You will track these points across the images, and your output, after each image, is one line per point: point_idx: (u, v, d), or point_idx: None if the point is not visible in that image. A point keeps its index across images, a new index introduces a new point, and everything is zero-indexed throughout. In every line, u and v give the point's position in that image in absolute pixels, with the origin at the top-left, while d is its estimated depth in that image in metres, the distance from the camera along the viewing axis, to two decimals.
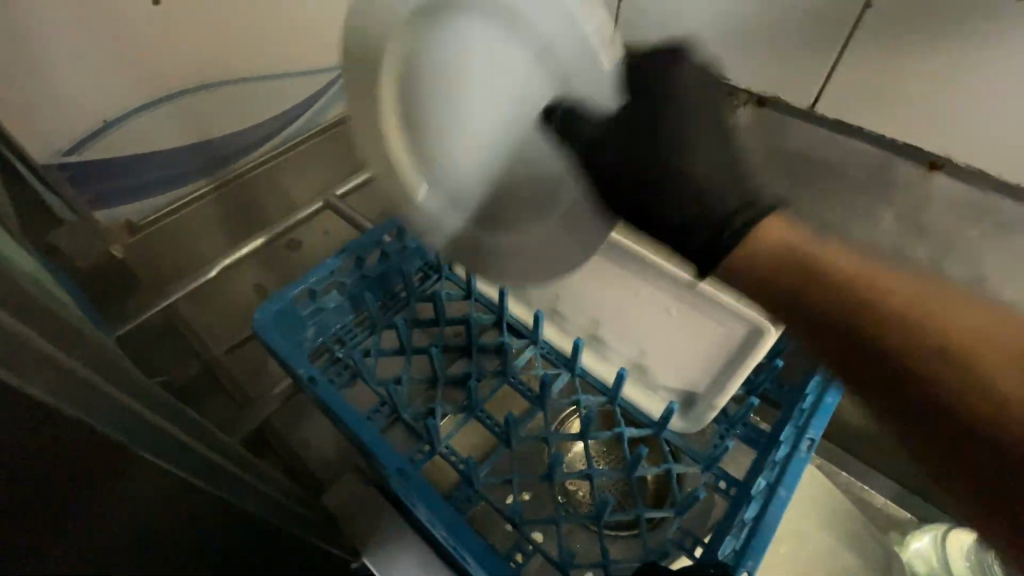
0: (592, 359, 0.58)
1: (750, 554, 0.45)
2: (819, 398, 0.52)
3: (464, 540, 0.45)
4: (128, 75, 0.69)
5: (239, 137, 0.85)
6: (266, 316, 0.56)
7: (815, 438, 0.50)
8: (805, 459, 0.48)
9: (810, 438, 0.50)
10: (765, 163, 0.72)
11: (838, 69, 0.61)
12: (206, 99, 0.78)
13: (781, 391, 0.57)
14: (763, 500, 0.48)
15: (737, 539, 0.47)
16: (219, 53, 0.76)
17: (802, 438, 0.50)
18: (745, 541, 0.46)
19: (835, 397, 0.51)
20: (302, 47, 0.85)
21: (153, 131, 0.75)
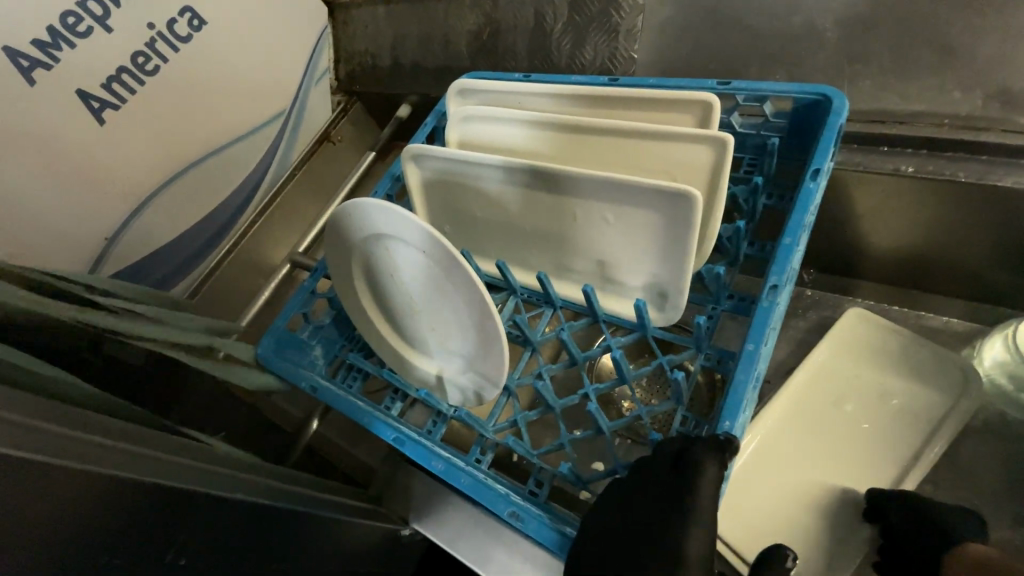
0: (569, 286, 0.59)
1: (725, 415, 0.41)
2: (779, 241, 0.47)
3: (460, 481, 0.46)
4: (111, 197, 0.78)
5: (223, 210, 0.92)
6: (268, 348, 0.62)
7: (779, 283, 0.45)
8: (770, 305, 0.44)
9: (773, 285, 0.45)
10: (688, 31, 0.69)
11: None
12: (184, 186, 0.85)
13: (763, 248, 0.56)
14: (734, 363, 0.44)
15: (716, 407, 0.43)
16: (174, 145, 0.83)
17: (766, 287, 0.45)
18: (721, 405, 0.42)
19: (793, 235, 0.46)
20: (243, 108, 0.91)
21: (149, 233, 0.83)
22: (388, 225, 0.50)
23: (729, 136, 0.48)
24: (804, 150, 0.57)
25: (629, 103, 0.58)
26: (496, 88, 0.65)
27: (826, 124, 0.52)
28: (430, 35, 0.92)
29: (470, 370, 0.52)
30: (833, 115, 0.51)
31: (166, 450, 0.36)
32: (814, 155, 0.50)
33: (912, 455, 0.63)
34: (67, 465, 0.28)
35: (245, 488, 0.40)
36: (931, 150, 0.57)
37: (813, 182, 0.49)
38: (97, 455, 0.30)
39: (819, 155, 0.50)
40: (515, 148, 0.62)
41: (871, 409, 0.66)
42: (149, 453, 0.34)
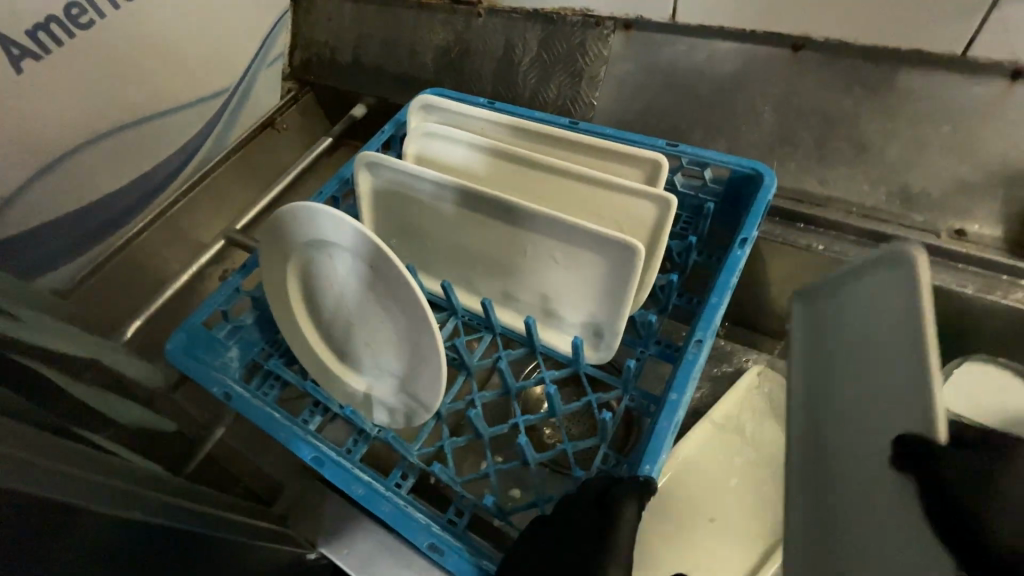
0: (510, 314, 0.60)
1: (646, 459, 0.43)
2: (707, 299, 0.51)
3: (380, 508, 0.44)
4: (10, 154, 0.69)
5: (142, 184, 0.85)
6: (178, 345, 0.57)
7: (704, 339, 0.48)
8: (695, 358, 0.47)
9: (698, 340, 0.48)
10: (645, 87, 0.73)
11: None
12: (99, 152, 0.78)
13: (691, 300, 0.59)
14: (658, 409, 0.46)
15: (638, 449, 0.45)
16: (97, 107, 0.75)
17: (692, 341, 0.48)
18: (643, 449, 0.44)
19: (720, 295, 0.50)
20: (183, 79, 0.85)
21: (51, 197, 0.74)
22: (335, 234, 0.48)
23: (672, 197, 0.52)
24: (735, 215, 0.62)
25: (587, 148, 0.60)
26: (460, 110, 0.66)
27: (757, 197, 0.57)
28: (396, 41, 0.91)
29: (403, 392, 0.51)
30: (763, 191, 0.56)
31: (51, 457, 0.33)
32: (744, 225, 0.55)
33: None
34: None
35: (146, 503, 0.37)
36: (839, 232, 0.64)
37: (740, 249, 0.53)
38: None
39: (748, 226, 0.54)
40: (472, 173, 0.62)
41: (767, 459, 0.72)
42: (30, 460, 0.30)
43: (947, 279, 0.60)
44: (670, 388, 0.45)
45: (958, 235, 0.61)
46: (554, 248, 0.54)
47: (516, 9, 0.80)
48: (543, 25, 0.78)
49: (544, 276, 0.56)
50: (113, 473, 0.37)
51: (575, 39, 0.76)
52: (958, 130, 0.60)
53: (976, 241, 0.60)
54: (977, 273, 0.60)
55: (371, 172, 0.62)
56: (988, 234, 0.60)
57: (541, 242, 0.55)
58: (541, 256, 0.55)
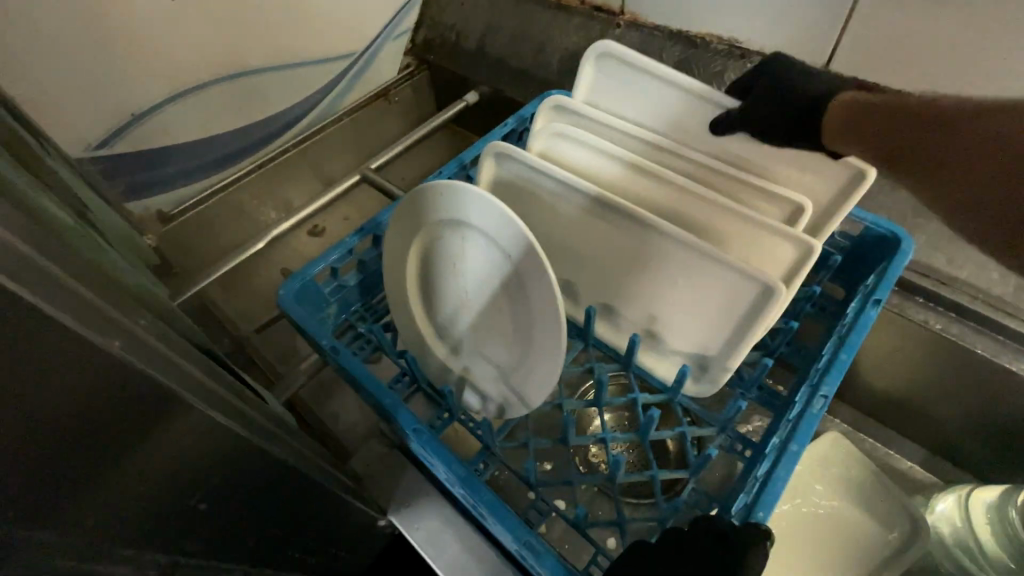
0: (609, 330, 0.61)
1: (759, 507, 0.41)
2: (834, 355, 0.49)
3: (475, 495, 0.44)
4: (154, 75, 0.72)
5: (258, 128, 0.88)
6: (289, 293, 0.56)
7: (830, 396, 0.46)
8: (818, 414, 0.45)
9: (823, 396, 0.46)
10: None
11: (850, 28, 0.63)
12: (229, 90, 0.81)
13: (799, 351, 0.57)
14: (772, 458, 0.45)
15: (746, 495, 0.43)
16: (237, 46, 0.79)
17: (816, 396, 0.46)
18: (755, 495, 0.43)
19: (851, 354, 0.48)
20: (317, 36, 0.87)
21: (179, 122, 0.78)
22: (477, 218, 0.47)
23: (817, 244, 0.50)
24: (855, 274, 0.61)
25: (725, 177, 0.58)
26: (593, 116, 0.65)
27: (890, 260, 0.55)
28: (525, 37, 0.92)
29: (505, 383, 0.51)
30: (899, 255, 0.53)
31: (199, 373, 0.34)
32: (877, 286, 0.52)
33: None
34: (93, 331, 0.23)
35: (260, 434, 0.36)
36: (959, 314, 0.62)
37: (873, 310, 0.51)
38: None
39: (882, 287, 0.52)
40: (599, 179, 0.62)
41: (826, 528, 0.69)
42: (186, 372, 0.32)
43: None
44: (791, 440, 0.43)
45: None
46: (681, 273, 0.53)
47: (659, 27, 0.79)
48: (683, 48, 0.77)
49: (662, 298, 0.55)
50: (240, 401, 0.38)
51: (715, 68, 0.75)
52: None
53: None
54: None
55: (496, 161, 0.61)
56: None
57: (669, 265, 0.53)
58: (665, 278, 0.54)
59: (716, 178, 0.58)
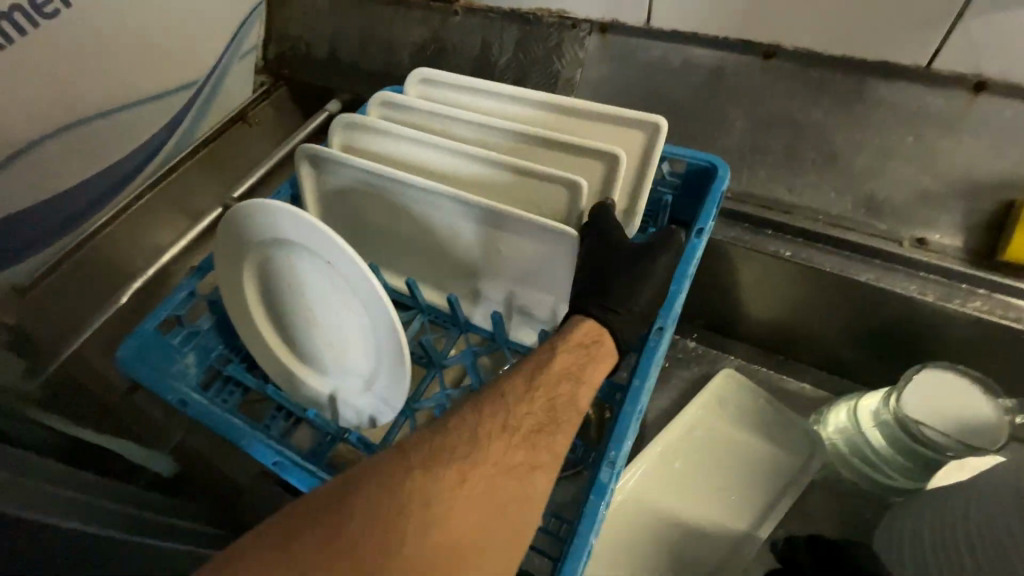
0: (475, 311, 0.61)
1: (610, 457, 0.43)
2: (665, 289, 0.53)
3: None
4: None
5: (104, 180, 0.82)
6: (128, 353, 0.54)
7: (665, 326, 0.51)
8: (655, 347, 0.50)
9: (659, 327, 0.51)
10: (620, 90, 0.73)
11: None
12: (59, 146, 0.74)
13: None
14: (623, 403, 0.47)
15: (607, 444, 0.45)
16: (63, 100, 0.73)
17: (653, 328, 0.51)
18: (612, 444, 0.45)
19: (678, 283, 0.53)
20: (152, 71, 0.82)
21: (8, 192, 0.71)
22: (296, 235, 0.46)
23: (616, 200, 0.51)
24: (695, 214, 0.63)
25: (549, 145, 0.59)
26: (416, 104, 0.64)
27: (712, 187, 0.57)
28: (371, 37, 0.90)
29: (370, 392, 0.50)
30: (718, 181, 0.57)
31: None
32: (699, 216, 0.56)
33: (761, 509, 0.70)
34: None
35: None
36: (808, 239, 0.65)
37: (696, 240, 0.54)
38: None
39: (704, 216, 0.55)
40: (437, 169, 0.61)
41: (734, 463, 0.73)
42: None
43: (907, 286, 0.62)
44: (632, 376, 0.47)
45: (920, 243, 0.62)
46: (521, 248, 0.54)
47: (493, 8, 0.79)
48: (519, 25, 0.77)
49: (512, 276, 0.56)
50: None
51: (552, 40, 0.76)
52: (921, 141, 0.61)
53: (938, 250, 0.61)
54: (937, 281, 0.61)
55: (324, 167, 0.61)
56: (948, 244, 0.61)
57: (510, 243, 0.55)
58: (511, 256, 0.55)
59: (541, 146, 0.59)
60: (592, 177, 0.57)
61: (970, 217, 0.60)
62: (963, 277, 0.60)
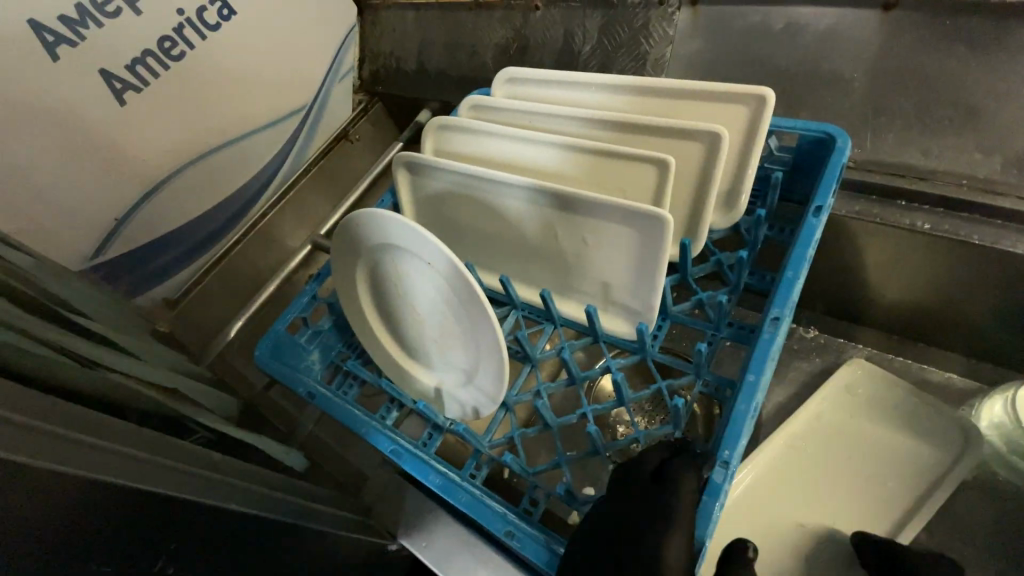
0: (570, 304, 0.59)
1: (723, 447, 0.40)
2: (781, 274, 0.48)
3: (456, 499, 0.46)
4: (125, 179, 0.77)
5: (233, 201, 0.92)
6: (265, 351, 0.63)
7: (782, 316, 0.45)
8: (772, 337, 0.44)
9: (775, 317, 0.45)
10: (715, 66, 0.68)
11: None
12: (195, 173, 0.85)
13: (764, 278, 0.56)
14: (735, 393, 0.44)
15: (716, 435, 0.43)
16: (196, 132, 0.83)
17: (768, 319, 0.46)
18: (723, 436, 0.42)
19: (796, 268, 0.47)
20: (266, 100, 0.91)
21: (159, 216, 0.82)
22: (398, 237, 0.49)
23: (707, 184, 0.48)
24: (808, 189, 0.58)
25: (641, 130, 0.57)
26: (505, 104, 0.65)
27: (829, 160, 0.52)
28: (456, 45, 0.93)
29: (472, 386, 0.52)
30: (836, 154, 0.51)
31: (161, 454, 0.36)
32: (816, 192, 0.51)
33: (901, 512, 0.63)
34: (22, 462, 0.26)
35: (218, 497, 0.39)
36: (948, 208, 0.57)
37: (814, 219, 0.49)
38: (87, 458, 0.30)
39: (821, 192, 0.50)
40: (527, 164, 0.61)
41: (866, 463, 0.66)
42: (139, 457, 0.34)
43: None
44: (746, 369, 0.43)
45: None
46: (614, 237, 0.53)
47: None
48: (603, 11, 0.76)
49: (606, 266, 0.55)
50: (213, 468, 0.41)
51: (637, 23, 0.73)
52: None
53: None
54: None
55: (418, 171, 0.64)
56: None
57: (603, 233, 0.53)
58: (604, 247, 0.54)
59: (634, 132, 0.57)
60: (690, 158, 0.55)
61: None
62: None
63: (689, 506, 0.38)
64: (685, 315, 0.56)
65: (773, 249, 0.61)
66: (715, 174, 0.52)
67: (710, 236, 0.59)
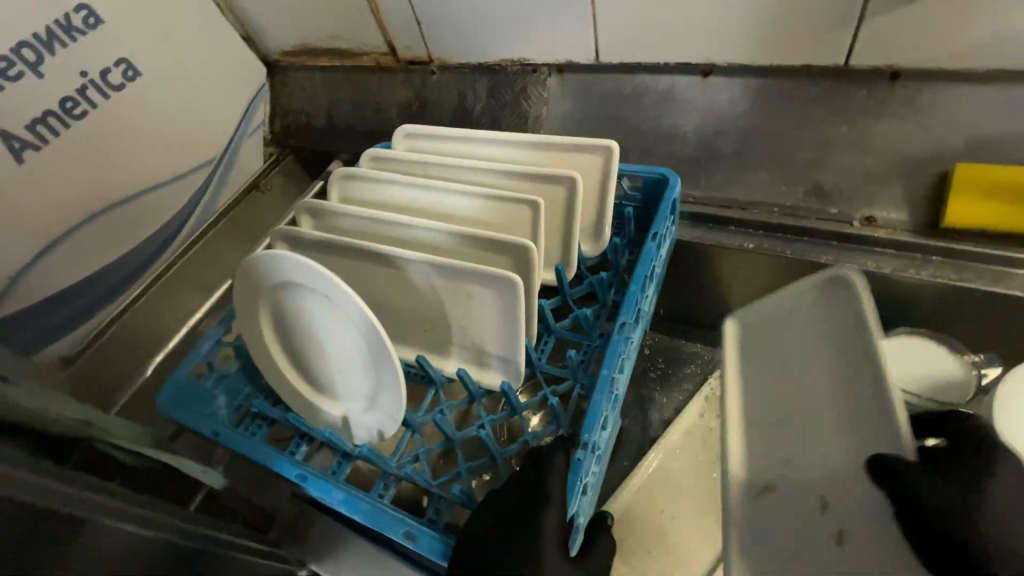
0: (444, 362, 0.64)
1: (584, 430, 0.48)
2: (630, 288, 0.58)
3: (356, 510, 0.49)
4: (16, 235, 0.77)
5: (138, 254, 0.92)
6: (170, 396, 0.64)
7: (629, 322, 0.55)
8: (621, 338, 0.53)
9: (624, 323, 0.55)
10: (585, 119, 0.80)
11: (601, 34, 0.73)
12: (95, 229, 0.85)
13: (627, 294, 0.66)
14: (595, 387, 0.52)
15: None
16: (96, 188, 0.84)
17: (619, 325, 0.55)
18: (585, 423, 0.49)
19: (639, 282, 0.57)
20: (171, 155, 0.94)
21: (53, 273, 0.82)
22: (296, 276, 0.53)
23: (531, 242, 0.57)
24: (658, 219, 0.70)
25: (515, 175, 0.66)
26: (400, 156, 0.73)
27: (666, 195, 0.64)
28: (361, 102, 1.01)
29: (374, 409, 0.57)
30: (669, 190, 0.63)
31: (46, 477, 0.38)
32: (656, 220, 0.62)
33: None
34: None
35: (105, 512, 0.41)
36: (768, 230, 0.71)
37: (654, 242, 0.60)
38: None
39: (659, 220, 0.62)
40: (419, 206, 0.68)
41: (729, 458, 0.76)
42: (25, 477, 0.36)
43: (864, 262, 0.68)
44: (600, 366, 0.51)
45: (868, 221, 0.68)
46: (471, 298, 0.59)
47: (464, 65, 0.88)
48: (488, 75, 0.87)
49: (466, 328, 0.61)
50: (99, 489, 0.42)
51: (519, 85, 0.85)
52: (856, 130, 0.67)
53: (887, 225, 0.67)
54: (896, 256, 0.67)
55: (322, 217, 0.70)
56: (895, 218, 0.67)
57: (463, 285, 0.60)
58: (461, 308, 0.60)
59: (509, 176, 0.66)
60: (556, 198, 0.64)
61: (911, 189, 0.66)
62: (914, 246, 0.66)
63: (563, 484, 0.44)
64: (565, 330, 0.64)
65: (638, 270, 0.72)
66: (574, 210, 0.62)
67: (581, 263, 0.68)
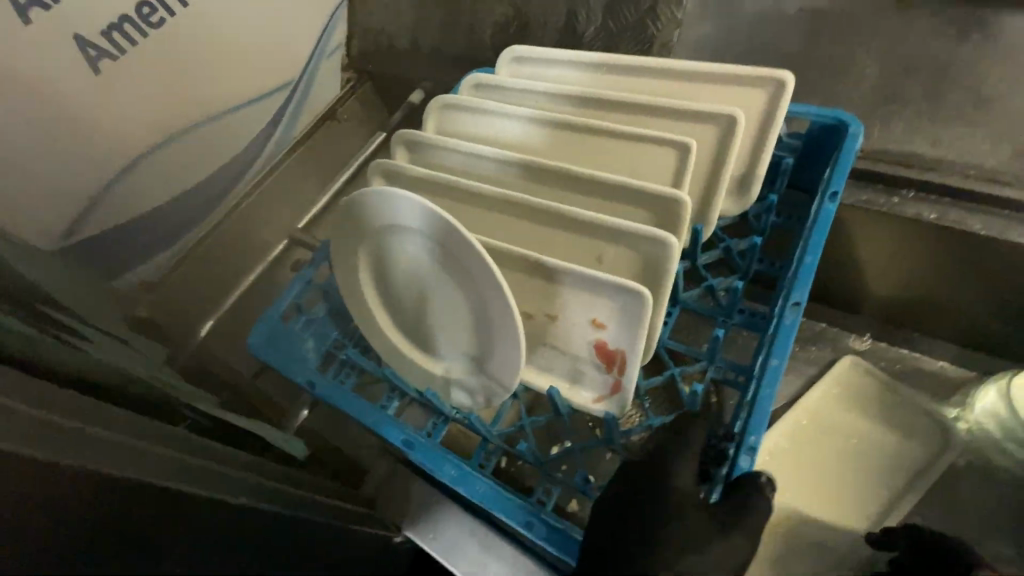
0: None
1: None
2: (799, 260, 0.48)
3: (472, 490, 0.45)
4: (99, 152, 0.72)
5: (216, 181, 0.87)
6: (259, 338, 0.59)
7: (801, 301, 0.46)
8: (792, 321, 0.45)
9: (795, 303, 0.46)
10: (723, 51, 0.68)
11: None
12: (175, 150, 0.80)
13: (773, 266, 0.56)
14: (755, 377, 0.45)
15: (737, 419, 0.44)
16: (176, 104, 0.78)
17: (787, 304, 0.46)
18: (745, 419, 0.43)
19: (815, 254, 0.47)
20: (251, 74, 0.86)
21: (134, 196, 0.77)
22: (408, 216, 0.46)
23: (685, 194, 0.47)
24: (813, 174, 0.58)
25: (652, 110, 0.55)
26: (510, 82, 0.62)
27: (842, 148, 0.52)
28: (452, 21, 0.89)
29: (480, 373, 0.51)
30: (849, 141, 0.52)
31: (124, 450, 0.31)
32: (831, 178, 0.51)
33: (879, 506, 0.64)
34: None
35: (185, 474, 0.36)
36: (953, 198, 0.57)
37: (830, 205, 0.49)
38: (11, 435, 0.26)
39: (836, 178, 0.51)
40: (533, 145, 0.59)
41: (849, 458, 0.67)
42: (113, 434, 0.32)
43: None
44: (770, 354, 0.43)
45: None
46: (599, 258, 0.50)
47: None
48: None
49: None
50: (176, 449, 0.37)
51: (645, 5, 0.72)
52: None
53: None
54: None
55: (418, 149, 0.61)
56: None
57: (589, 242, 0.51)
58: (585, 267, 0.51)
59: (644, 114, 0.56)
60: (704, 142, 0.54)
61: None
62: None
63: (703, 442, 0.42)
64: (696, 302, 0.55)
65: (780, 234, 0.62)
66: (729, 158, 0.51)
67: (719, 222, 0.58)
